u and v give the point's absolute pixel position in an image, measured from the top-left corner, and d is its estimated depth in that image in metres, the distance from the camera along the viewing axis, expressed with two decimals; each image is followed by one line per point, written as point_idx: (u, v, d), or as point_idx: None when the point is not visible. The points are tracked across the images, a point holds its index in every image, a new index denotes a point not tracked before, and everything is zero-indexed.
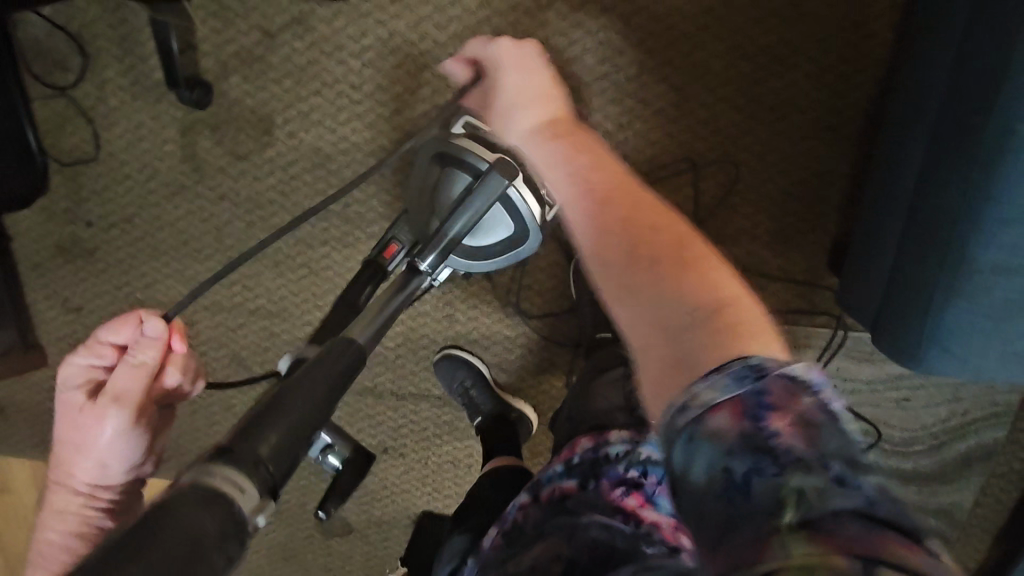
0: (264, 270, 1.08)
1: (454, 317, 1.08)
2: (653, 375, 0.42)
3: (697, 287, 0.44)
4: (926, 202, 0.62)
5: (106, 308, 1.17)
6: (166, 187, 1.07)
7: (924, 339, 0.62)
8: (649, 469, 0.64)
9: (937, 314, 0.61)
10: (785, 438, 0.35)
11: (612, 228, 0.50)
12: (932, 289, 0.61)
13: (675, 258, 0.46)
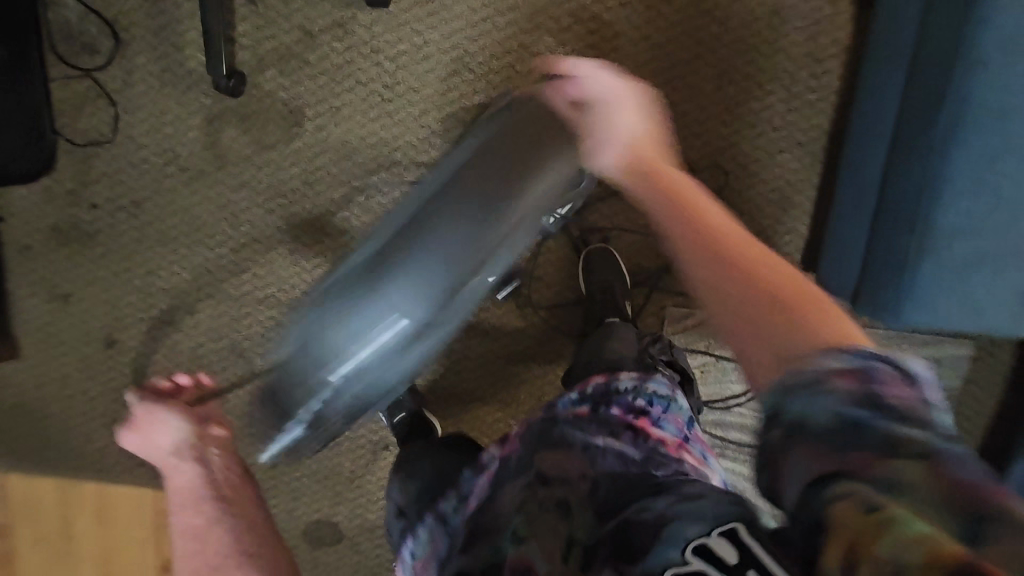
0: (280, 257, 1.11)
1: (465, 307, 1.13)
2: (755, 355, 0.43)
3: (791, 300, 0.45)
4: (893, 187, 0.76)
5: (101, 294, 1.14)
6: (184, 173, 1.08)
7: (901, 295, 0.75)
8: (653, 402, 0.76)
9: (910, 274, 0.74)
10: (897, 405, 0.36)
11: (715, 246, 0.49)
12: (904, 254, 0.75)
13: (783, 289, 0.46)
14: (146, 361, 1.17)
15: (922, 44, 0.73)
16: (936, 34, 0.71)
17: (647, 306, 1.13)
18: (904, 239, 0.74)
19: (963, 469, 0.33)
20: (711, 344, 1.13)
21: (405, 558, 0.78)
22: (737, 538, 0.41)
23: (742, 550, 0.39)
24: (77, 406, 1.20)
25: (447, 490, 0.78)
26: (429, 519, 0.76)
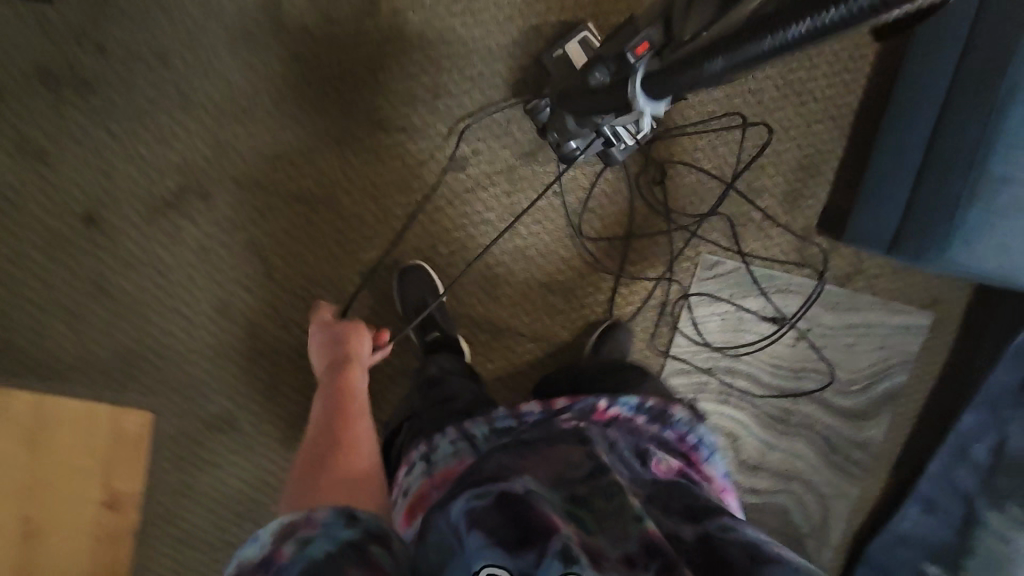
0: (326, 146, 1.01)
1: (516, 230, 1.10)
2: None
3: None
4: (949, 145, 0.91)
5: (90, 158, 0.95)
6: (227, 32, 0.95)
7: (951, 233, 0.89)
8: (702, 448, 0.83)
9: (964, 216, 0.87)
10: None
11: None
12: (959, 199, 0.88)
13: None
14: (134, 247, 0.99)
15: (989, 23, 0.88)
16: (1005, 15, 0.86)
17: (683, 252, 1.17)
18: (960, 184, 0.88)
19: None
20: (734, 294, 1.21)
21: (412, 461, 0.76)
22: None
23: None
24: (26, 292, 0.97)
25: (476, 417, 0.82)
26: (454, 430, 0.79)
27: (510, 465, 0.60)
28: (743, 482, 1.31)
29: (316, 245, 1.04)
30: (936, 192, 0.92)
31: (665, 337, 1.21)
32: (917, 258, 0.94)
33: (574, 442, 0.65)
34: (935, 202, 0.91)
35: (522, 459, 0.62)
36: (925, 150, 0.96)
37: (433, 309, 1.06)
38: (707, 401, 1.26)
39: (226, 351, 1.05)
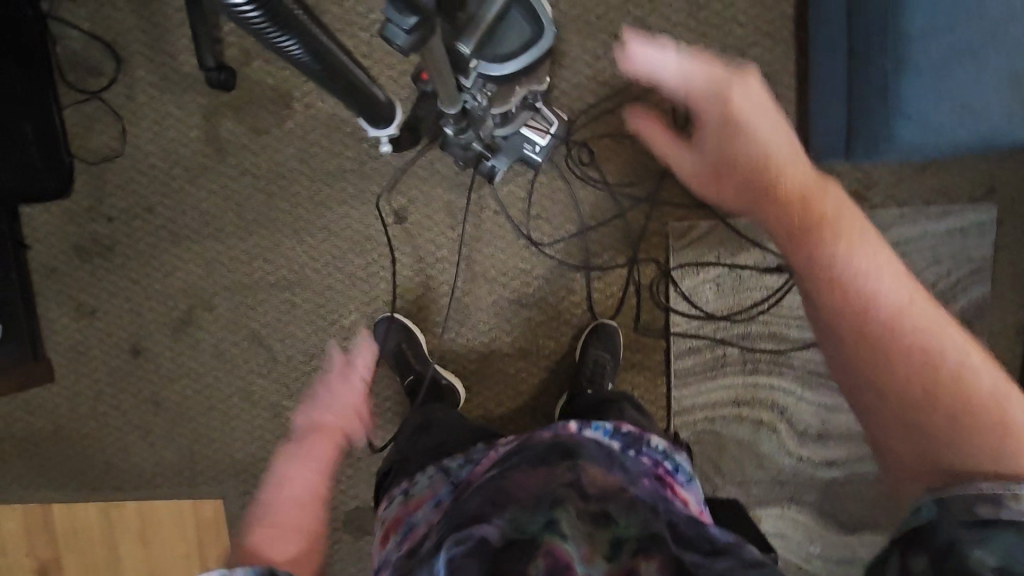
0: (286, 237, 1.15)
1: (471, 258, 1.14)
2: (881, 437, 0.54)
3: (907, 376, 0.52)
4: (861, 13, 0.82)
5: (124, 304, 1.19)
6: (189, 172, 1.15)
7: (898, 115, 0.79)
8: (677, 471, 0.74)
9: (897, 89, 0.79)
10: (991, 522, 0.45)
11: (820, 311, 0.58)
12: (886, 72, 0.79)
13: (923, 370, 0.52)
14: (172, 365, 1.20)
15: None
16: None
17: (648, 227, 1.12)
18: (890, 61, 0.79)
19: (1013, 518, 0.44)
20: (723, 254, 1.12)
21: (394, 493, 0.79)
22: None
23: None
24: (110, 422, 1.21)
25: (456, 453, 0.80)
26: (434, 467, 0.79)
27: (483, 499, 0.56)
28: (812, 455, 1.15)
29: (305, 323, 1.17)
30: (865, 69, 0.82)
31: (660, 319, 1.14)
32: (862, 147, 0.85)
33: (556, 459, 0.59)
34: (864, 82, 0.82)
35: (491, 488, 0.57)
36: (842, 28, 0.86)
37: (408, 351, 1.13)
38: (735, 377, 1.15)
39: (261, 433, 1.20)
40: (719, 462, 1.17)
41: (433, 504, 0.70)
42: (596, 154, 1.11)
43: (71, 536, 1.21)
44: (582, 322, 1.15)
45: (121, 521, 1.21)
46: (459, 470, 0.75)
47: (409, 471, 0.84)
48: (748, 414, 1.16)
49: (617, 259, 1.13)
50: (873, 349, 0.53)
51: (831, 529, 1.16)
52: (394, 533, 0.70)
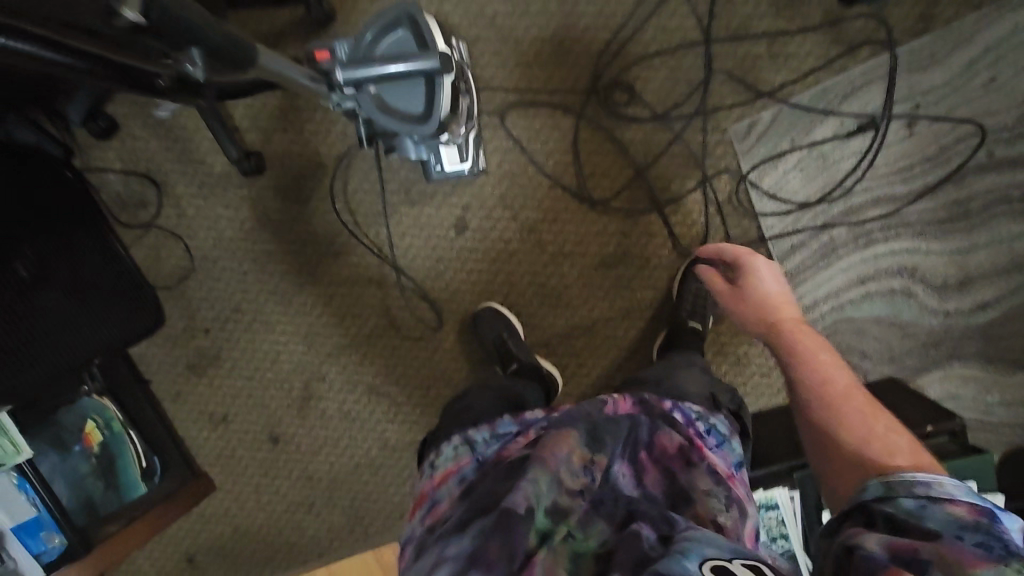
0: (365, 286, 1.18)
1: (542, 240, 1.12)
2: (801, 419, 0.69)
3: (830, 408, 0.67)
4: None
5: (247, 401, 1.25)
6: (257, 262, 1.19)
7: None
8: (708, 435, 0.77)
9: None
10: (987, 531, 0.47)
11: (807, 389, 0.71)
12: None
13: (820, 398, 0.69)
14: (310, 440, 1.25)
15: None
16: None
17: (708, 141, 1.06)
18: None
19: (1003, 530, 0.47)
20: (796, 137, 1.04)
21: (424, 466, 0.81)
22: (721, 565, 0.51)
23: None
24: (276, 509, 1.28)
25: (481, 423, 0.82)
26: (458, 435, 0.81)
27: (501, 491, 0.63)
28: (961, 306, 1.07)
29: (411, 360, 1.20)
30: None
31: (752, 228, 1.08)
32: None
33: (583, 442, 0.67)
34: None
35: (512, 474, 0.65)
36: None
37: (511, 342, 1.10)
38: (852, 256, 1.08)
39: (409, 474, 1.24)
40: (863, 348, 1.10)
41: (458, 480, 0.73)
42: (631, 89, 1.05)
43: None
44: (673, 260, 1.11)
45: None
46: (483, 447, 0.77)
47: (438, 440, 0.84)
48: (878, 289, 1.08)
49: (686, 185, 1.07)
50: (831, 406, 0.68)
51: (1006, 374, 1.08)
52: (419, 507, 0.73)
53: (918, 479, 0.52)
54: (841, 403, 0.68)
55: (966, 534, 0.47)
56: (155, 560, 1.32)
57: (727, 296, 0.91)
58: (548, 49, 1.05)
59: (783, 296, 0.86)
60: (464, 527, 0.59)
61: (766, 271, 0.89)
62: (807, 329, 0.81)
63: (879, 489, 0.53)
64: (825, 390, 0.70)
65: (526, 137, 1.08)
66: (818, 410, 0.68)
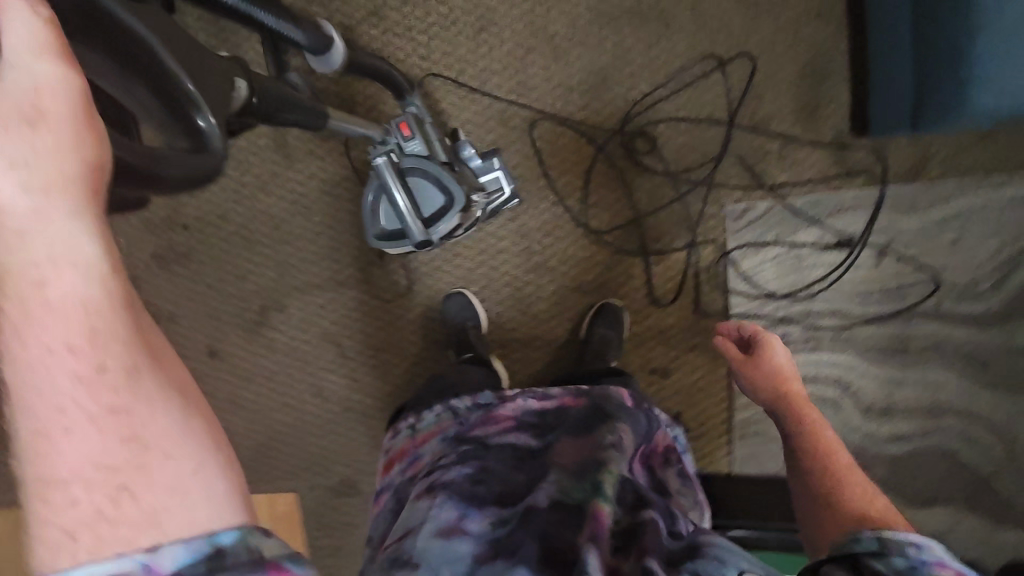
0: (355, 236, 1.20)
1: (531, 249, 1.17)
2: (800, 491, 0.71)
3: (830, 480, 0.69)
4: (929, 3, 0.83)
5: (199, 307, 1.24)
6: (260, 179, 1.20)
7: (969, 63, 0.78)
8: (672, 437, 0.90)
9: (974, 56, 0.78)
10: None
11: (807, 467, 0.73)
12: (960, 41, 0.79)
13: (816, 477, 0.71)
14: (246, 365, 1.24)
15: None
16: None
17: (705, 210, 1.14)
18: (958, 14, 0.79)
19: None
20: (781, 234, 1.13)
21: (399, 428, 0.92)
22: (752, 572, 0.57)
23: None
24: None
25: (463, 394, 0.91)
26: (439, 404, 0.91)
27: (518, 484, 0.69)
28: (880, 431, 1.15)
29: (373, 318, 1.22)
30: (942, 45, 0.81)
31: (721, 301, 1.16)
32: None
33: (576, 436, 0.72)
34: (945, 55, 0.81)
35: (533, 464, 0.72)
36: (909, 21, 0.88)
37: (473, 334, 1.13)
38: (799, 355, 1.16)
39: (331, 429, 1.23)
40: None
41: (441, 439, 0.83)
42: (654, 141, 1.13)
43: None
44: (642, 306, 1.17)
45: None
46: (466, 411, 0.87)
47: (419, 404, 0.95)
48: (813, 392, 1.16)
49: (674, 242, 1.15)
50: (831, 478, 0.70)
51: (905, 508, 1.15)
52: (402, 461, 0.84)
53: (917, 543, 0.54)
54: (840, 479, 0.69)
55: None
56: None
57: (740, 365, 0.87)
58: (592, 82, 1.13)
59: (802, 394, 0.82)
60: (480, 506, 0.66)
61: (793, 380, 0.83)
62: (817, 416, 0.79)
63: (871, 542, 0.56)
64: (836, 468, 0.71)
65: (547, 151, 1.15)
66: (812, 481, 0.71)
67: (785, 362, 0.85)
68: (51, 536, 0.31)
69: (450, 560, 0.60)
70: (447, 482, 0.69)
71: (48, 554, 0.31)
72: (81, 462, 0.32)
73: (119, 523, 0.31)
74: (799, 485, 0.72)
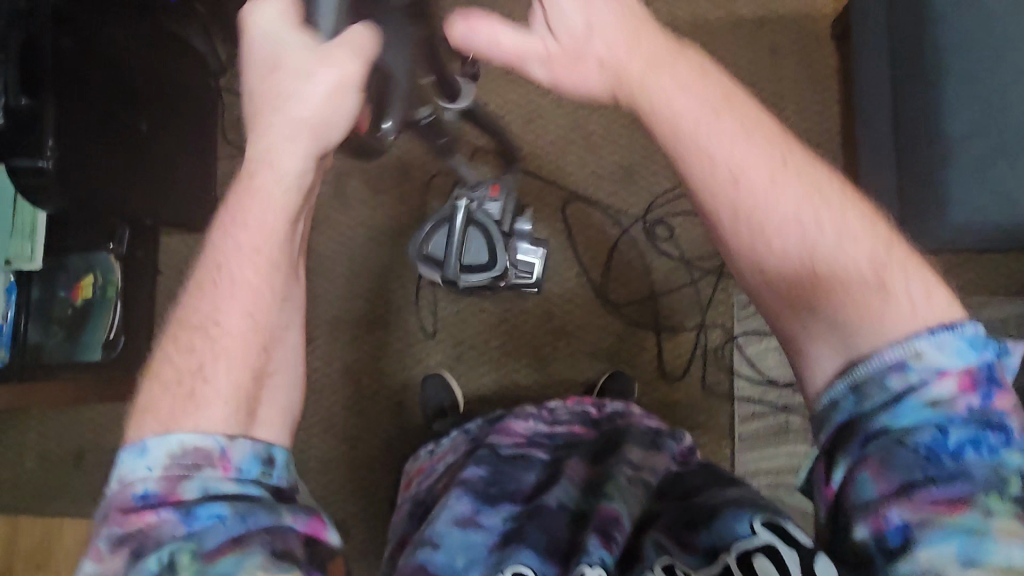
0: (390, 280, 1.29)
1: (552, 312, 1.26)
2: (786, 241, 0.55)
3: (833, 239, 0.55)
4: (911, 138, 0.97)
5: None
6: (312, 219, 1.31)
7: (944, 198, 0.90)
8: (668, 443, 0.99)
9: (951, 186, 0.89)
10: (935, 468, 0.46)
11: (795, 202, 0.56)
12: (939, 173, 0.91)
13: (807, 200, 0.56)
14: None
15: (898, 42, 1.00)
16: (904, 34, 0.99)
17: (715, 296, 1.25)
18: (932, 155, 0.92)
19: (986, 409, 0.48)
20: None
21: (423, 450, 1.05)
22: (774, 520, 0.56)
23: (775, 530, 0.54)
24: None
25: (474, 419, 1.04)
26: (453, 429, 1.05)
27: (531, 491, 0.77)
28: None
29: (395, 359, 1.28)
30: (924, 175, 0.93)
31: (725, 382, 1.22)
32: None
33: (582, 461, 0.81)
34: (927, 182, 0.93)
35: (541, 475, 0.81)
36: (893, 153, 1.02)
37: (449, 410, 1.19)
38: (798, 444, 1.20)
39: (336, 464, 1.24)
40: None
41: (450, 455, 0.93)
42: (672, 231, 1.27)
43: None
44: (651, 378, 1.24)
45: None
46: (469, 431, 0.98)
47: (438, 437, 1.07)
48: None
49: (685, 322, 1.24)
50: (817, 204, 0.56)
51: None
52: (420, 477, 0.95)
53: (885, 366, 0.50)
54: (822, 212, 0.56)
55: (941, 420, 0.48)
56: (65, 437, 1.31)
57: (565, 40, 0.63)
58: (621, 174, 1.29)
59: (681, 95, 0.58)
60: (494, 504, 0.74)
61: (712, 151, 0.56)
62: (736, 127, 0.57)
63: (848, 396, 0.51)
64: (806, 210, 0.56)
65: (575, 227, 1.28)
66: (795, 219, 0.55)
67: (620, 70, 0.60)
68: (179, 418, 0.51)
69: (467, 547, 0.67)
70: (465, 478, 0.77)
71: (146, 419, 0.52)
72: (228, 325, 0.56)
73: (226, 430, 0.52)
74: (779, 239, 0.55)
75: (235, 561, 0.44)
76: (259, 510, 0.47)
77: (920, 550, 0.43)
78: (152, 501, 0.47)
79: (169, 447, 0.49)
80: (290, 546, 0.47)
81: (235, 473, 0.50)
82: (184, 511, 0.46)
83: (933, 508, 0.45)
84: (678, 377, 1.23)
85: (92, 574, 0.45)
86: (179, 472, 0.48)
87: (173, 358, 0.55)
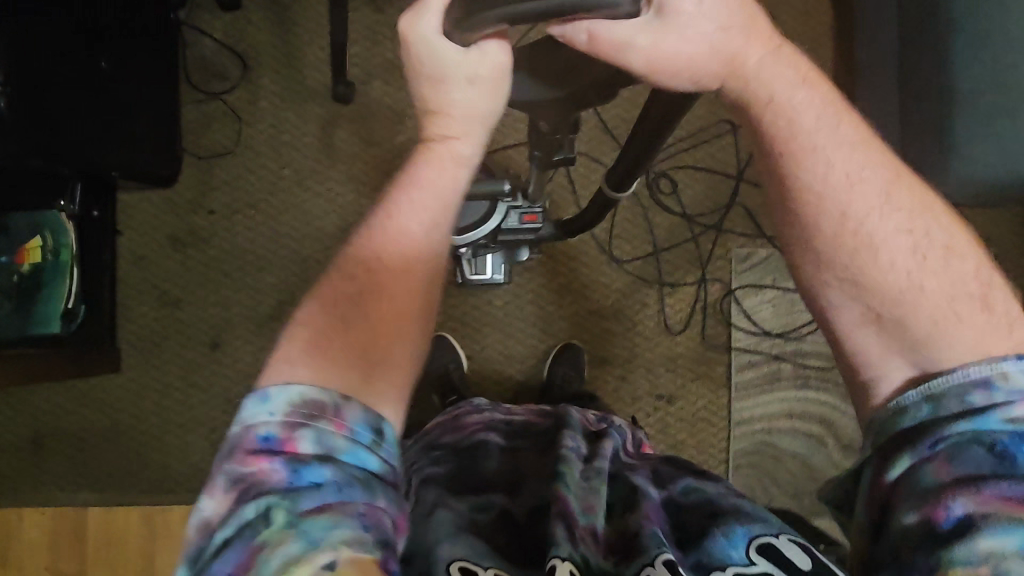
0: None
1: (557, 270, 1.25)
2: (857, 177, 0.54)
3: (903, 201, 0.55)
4: (917, 95, 1.00)
5: (210, 295, 1.19)
6: (298, 175, 1.20)
7: (950, 152, 0.95)
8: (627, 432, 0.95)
9: (956, 141, 0.95)
10: (1009, 469, 0.46)
11: (869, 160, 0.55)
12: (946, 130, 0.96)
13: (885, 167, 0.55)
14: (247, 361, 1.18)
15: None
16: None
17: (715, 251, 1.27)
18: (939, 111, 0.97)
19: None
20: (778, 279, 1.27)
21: None
22: (768, 542, 0.59)
23: (772, 559, 0.57)
24: (174, 418, 1.17)
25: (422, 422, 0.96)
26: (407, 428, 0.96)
27: (489, 476, 0.71)
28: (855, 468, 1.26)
29: None
30: (932, 130, 0.98)
31: (723, 335, 1.27)
32: None
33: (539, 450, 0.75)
34: (931, 138, 0.98)
35: (497, 461, 0.73)
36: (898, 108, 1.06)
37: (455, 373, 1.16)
38: (787, 391, 1.27)
39: None
40: (773, 472, 1.25)
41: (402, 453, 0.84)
42: (675, 186, 1.27)
43: (100, 549, 1.09)
44: (653, 334, 1.26)
45: (160, 529, 1.10)
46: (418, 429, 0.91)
47: None
48: (800, 427, 1.26)
49: (686, 277, 1.26)
50: (898, 175, 0.55)
51: None
52: None
53: (970, 383, 0.49)
54: (897, 191, 0.55)
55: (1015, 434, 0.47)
56: (16, 418, 1.17)
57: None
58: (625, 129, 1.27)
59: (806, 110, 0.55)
60: (460, 495, 0.67)
61: (826, 159, 0.54)
62: (855, 133, 0.56)
63: (922, 406, 0.50)
64: (890, 175, 0.55)
65: (579, 183, 1.26)
66: (875, 178, 0.54)
67: (738, 53, 0.53)
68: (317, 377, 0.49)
69: (435, 528, 0.60)
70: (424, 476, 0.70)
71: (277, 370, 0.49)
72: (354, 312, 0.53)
73: (340, 387, 0.48)
74: (852, 187, 0.54)
75: (327, 527, 0.42)
76: (319, 516, 0.42)
77: (981, 538, 0.43)
78: (275, 449, 0.45)
79: (292, 397, 0.47)
80: (382, 531, 0.43)
81: (348, 432, 0.46)
82: (294, 468, 0.44)
83: (1002, 504, 0.44)
84: (678, 330, 1.26)
85: (209, 506, 0.44)
86: (300, 420, 0.46)
87: (345, 300, 0.54)
